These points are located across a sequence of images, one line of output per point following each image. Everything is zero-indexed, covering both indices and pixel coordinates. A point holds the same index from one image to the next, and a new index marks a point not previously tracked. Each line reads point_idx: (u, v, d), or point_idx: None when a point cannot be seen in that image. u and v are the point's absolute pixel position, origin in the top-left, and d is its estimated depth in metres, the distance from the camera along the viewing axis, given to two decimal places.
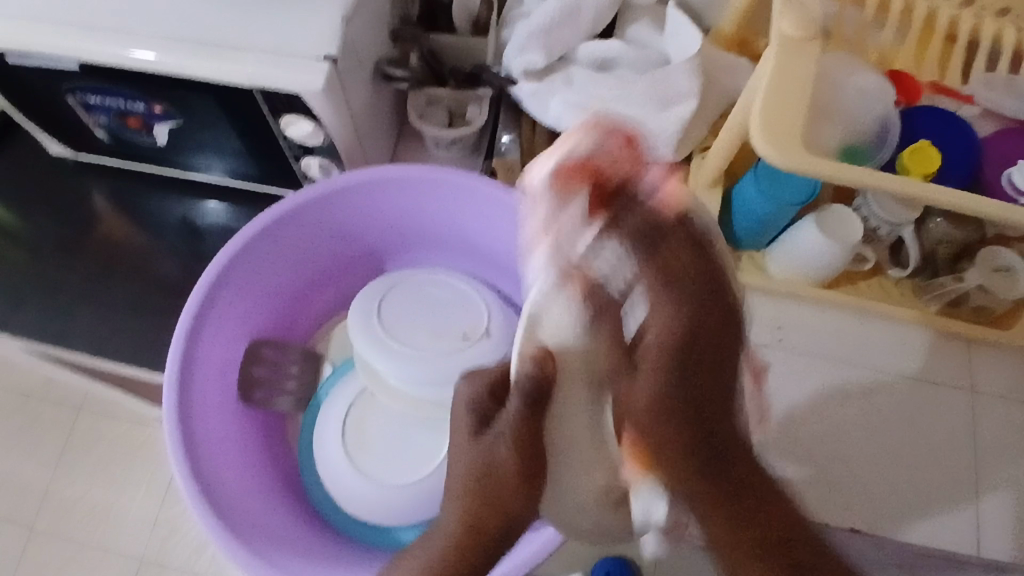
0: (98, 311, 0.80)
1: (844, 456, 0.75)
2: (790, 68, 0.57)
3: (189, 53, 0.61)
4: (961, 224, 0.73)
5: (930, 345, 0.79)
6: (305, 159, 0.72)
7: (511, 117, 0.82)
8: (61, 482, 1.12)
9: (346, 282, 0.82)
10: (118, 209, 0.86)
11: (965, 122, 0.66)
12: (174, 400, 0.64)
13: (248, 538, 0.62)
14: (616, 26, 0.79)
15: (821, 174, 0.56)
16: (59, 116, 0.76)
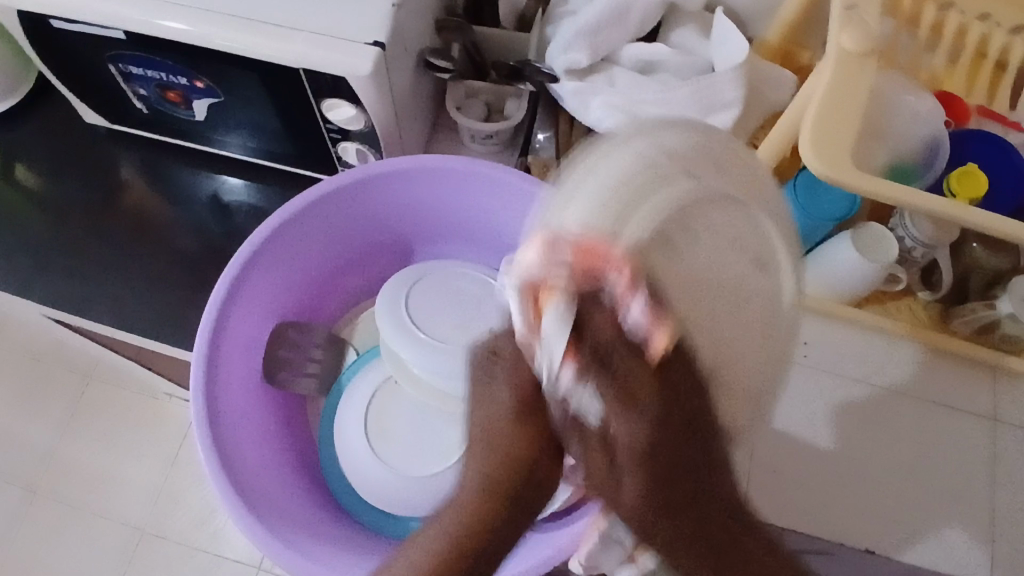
0: (124, 281, 0.80)
1: (872, 480, 0.74)
2: (845, 82, 0.57)
3: (238, 30, 0.61)
4: (996, 249, 0.74)
5: (954, 371, 0.78)
6: (343, 144, 0.72)
7: (547, 116, 0.82)
8: (67, 448, 1.11)
9: (375, 270, 0.82)
10: (148, 180, 0.86)
11: (1012, 145, 0.66)
12: (201, 376, 0.63)
13: (267, 518, 0.62)
14: (662, 31, 0.79)
15: (869, 191, 0.55)
16: (98, 84, 0.76)
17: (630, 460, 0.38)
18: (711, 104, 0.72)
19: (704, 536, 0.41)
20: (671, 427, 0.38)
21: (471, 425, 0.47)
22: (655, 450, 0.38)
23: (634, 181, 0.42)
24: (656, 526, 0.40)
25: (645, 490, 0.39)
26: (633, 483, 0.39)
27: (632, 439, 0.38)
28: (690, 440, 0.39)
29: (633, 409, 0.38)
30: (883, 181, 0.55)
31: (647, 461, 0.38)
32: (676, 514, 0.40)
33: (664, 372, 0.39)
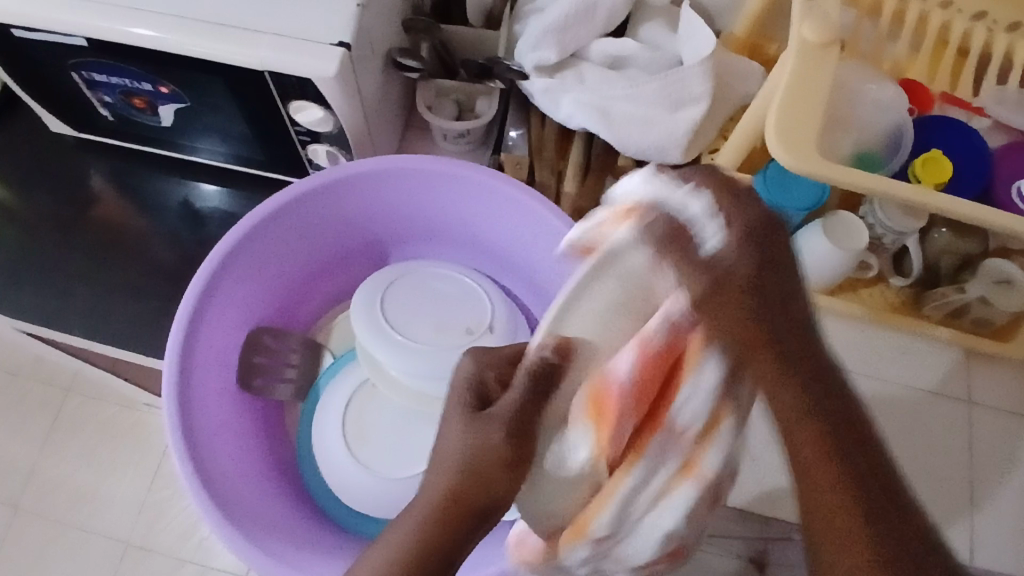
0: (95, 292, 0.79)
1: None
2: (808, 72, 0.57)
3: (200, 34, 0.61)
4: (963, 234, 0.74)
5: (928, 355, 0.79)
6: (313, 146, 0.72)
7: (519, 114, 0.80)
8: (48, 463, 1.10)
9: (350, 273, 0.82)
10: (119, 189, 0.85)
11: (975, 131, 0.67)
12: (174, 385, 0.63)
13: (245, 526, 0.61)
14: (630, 26, 0.79)
15: (835, 179, 0.56)
16: (63, 94, 0.75)
17: (789, 376, 0.41)
18: (680, 98, 0.73)
19: (851, 479, 0.39)
20: (786, 357, 0.41)
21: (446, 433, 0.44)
22: (761, 305, 0.41)
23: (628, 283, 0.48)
24: (800, 445, 0.41)
25: (797, 389, 0.41)
26: (779, 389, 0.42)
27: (729, 322, 0.42)
28: (824, 364, 0.42)
29: (722, 284, 0.42)
30: (848, 169, 0.56)
31: (789, 376, 0.41)
32: (812, 446, 0.40)
33: (750, 283, 0.41)
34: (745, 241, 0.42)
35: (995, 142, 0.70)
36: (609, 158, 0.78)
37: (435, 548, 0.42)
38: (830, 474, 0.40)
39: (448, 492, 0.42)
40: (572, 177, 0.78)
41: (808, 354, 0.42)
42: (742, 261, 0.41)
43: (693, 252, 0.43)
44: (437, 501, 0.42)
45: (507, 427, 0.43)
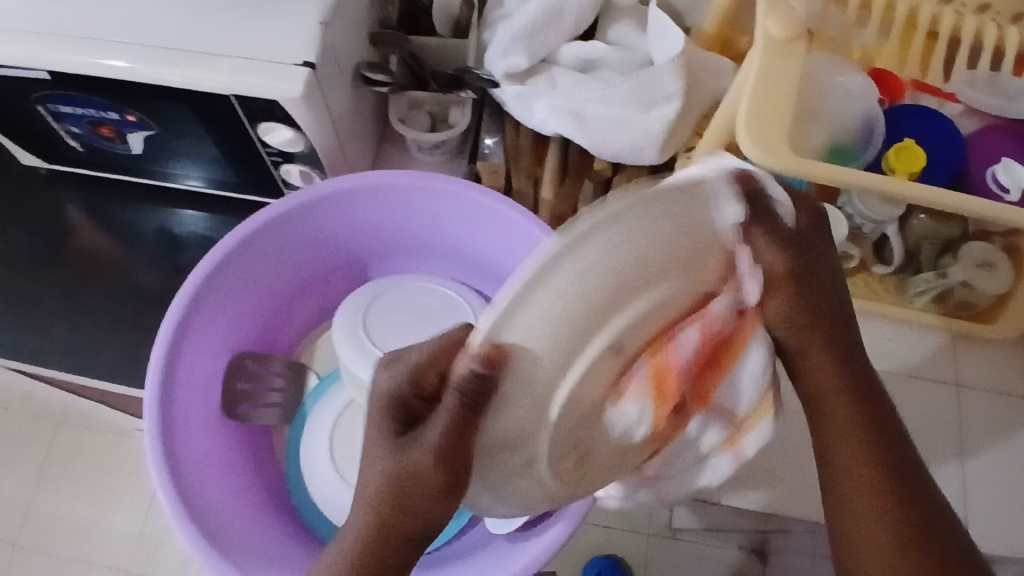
0: (74, 326, 0.78)
1: None
2: (775, 68, 0.57)
3: (163, 62, 0.60)
4: (943, 219, 0.74)
5: (915, 340, 0.79)
6: (285, 166, 0.71)
7: (493, 121, 0.81)
8: (42, 497, 1.09)
9: (332, 290, 0.81)
10: (94, 220, 0.84)
11: (947, 118, 0.67)
12: (155, 418, 0.62)
13: (234, 556, 0.61)
14: (599, 28, 0.79)
15: (807, 175, 0.56)
16: (29, 127, 0.74)
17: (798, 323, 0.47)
18: (652, 97, 0.72)
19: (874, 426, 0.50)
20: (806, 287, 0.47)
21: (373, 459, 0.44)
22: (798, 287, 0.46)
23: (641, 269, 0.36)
24: (831, 403, 0.50)
25: (840, 381, 0.50)
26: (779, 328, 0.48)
27: (836, 377, 0.50)
28: (855, 349, 0.50)
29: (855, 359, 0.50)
30: (819, 164, 0.56)
31: (835, 357, 0.49)
32: (861, 412, 0.50)
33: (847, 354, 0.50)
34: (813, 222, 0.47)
35: (968, 126, 0.70)
36: (585, 161, 0.78)
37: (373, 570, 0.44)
38: (854, 425, 0.50)
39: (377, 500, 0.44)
40: (550, 183, 0.77)
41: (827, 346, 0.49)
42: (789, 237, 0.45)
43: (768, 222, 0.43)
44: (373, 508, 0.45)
45: (432, 451, 0.40)
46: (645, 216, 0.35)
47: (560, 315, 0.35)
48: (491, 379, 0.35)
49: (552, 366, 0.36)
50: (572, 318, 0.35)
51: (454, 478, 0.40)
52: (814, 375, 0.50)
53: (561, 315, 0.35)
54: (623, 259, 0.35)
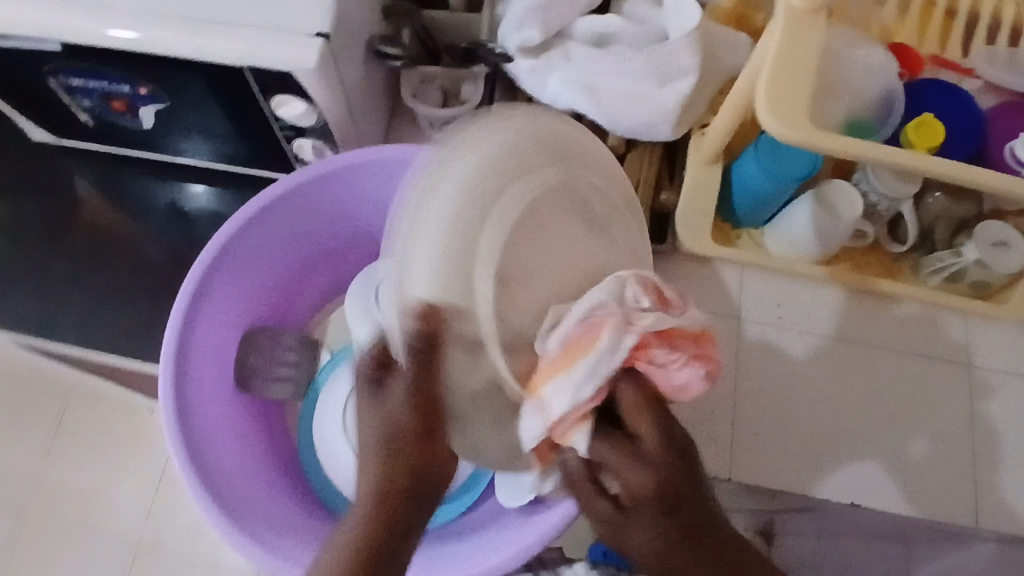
0: (85, 300, 0.78)
1: (865, 438, 0.75)
2: (795, 40, 0.56)
3: (174, 31, 0.59)
4: (958, 196, 0.73)
5: (925, 319, 0.79)
6: (297, 140, 0.71)
7: (506, 98, 0.80)
8: (50, 474, 1.09)
9: (344, 265, 0.81)
10: (103, 194, 0.83)
11: (966, 93, 0.67)
12: (170, 392, 0.63)
13: (251, 527, 0.61)
14: (613, 2, 0.78)
15: (826, 149, 0.55)
16: (40, 100, 0.74)
17: (646, 505, 0.49)
18: (667, 72, 0.72)
19: (672, 529, 0.49)
20: (675, 513, 0.49)
21: (367, 463, 0.52)
22: (668, 480, 0.49)
23: (484, 181, 0.47)
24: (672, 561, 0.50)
25: (654, 514, 0.49)
26: (644, 533, 0.49)
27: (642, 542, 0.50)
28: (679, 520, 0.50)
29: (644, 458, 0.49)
30: (837, 139, 0.56)
31: (654, 529, 0.49)
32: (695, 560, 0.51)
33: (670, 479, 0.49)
34: (660, 450, 0.49)
35: (987, 102, 0.69)
36: (598, 137, 0.79)
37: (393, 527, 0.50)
38: (698, 553, 0.50)
39: (377, 486, 0.51)
40: None
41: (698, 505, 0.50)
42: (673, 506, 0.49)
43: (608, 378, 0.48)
44: (374, 500, 0.51)
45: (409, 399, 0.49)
46: (481, 140, 0.47)
47: (440, 241, 0.45)
48: (431, 335, 0.46)
49: (456, 291, 0.46)
50: (457, 247, 0.46)
51: (426, 420, 0.50)
52: (642, 554, 0.50)
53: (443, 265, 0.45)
54: (454, 183, 0.46)
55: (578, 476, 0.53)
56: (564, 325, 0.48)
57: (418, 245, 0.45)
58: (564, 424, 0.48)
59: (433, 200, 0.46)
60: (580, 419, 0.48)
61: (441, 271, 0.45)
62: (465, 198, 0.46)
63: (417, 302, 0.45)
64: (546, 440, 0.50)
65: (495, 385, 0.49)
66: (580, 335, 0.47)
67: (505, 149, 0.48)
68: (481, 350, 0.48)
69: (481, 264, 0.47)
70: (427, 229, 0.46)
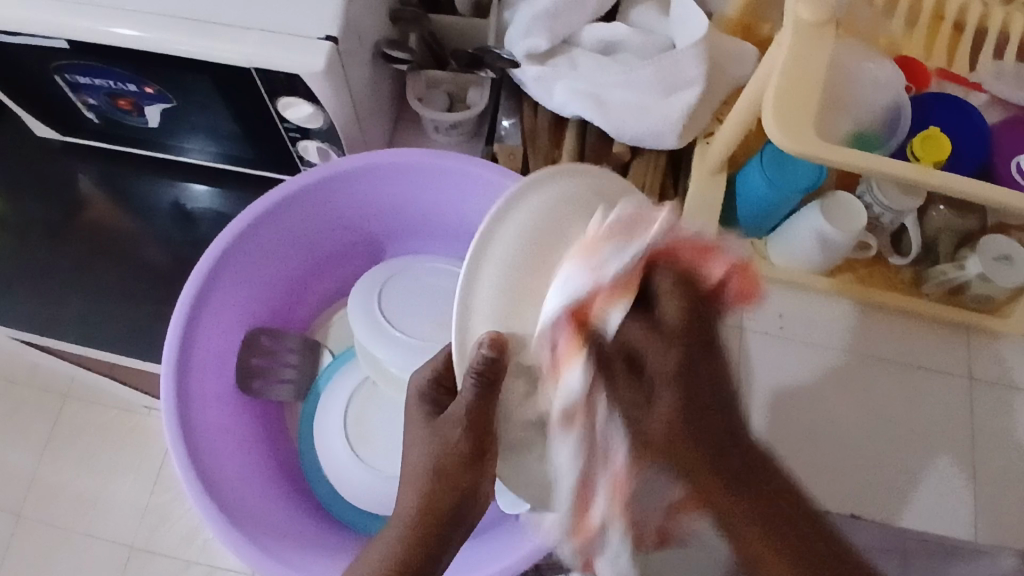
0: (86, 298, 0.78)
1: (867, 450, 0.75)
2: (804, 52, 0.56)
3: (183, 32, 0.59)
4: (962, 210, 0.74)
5: (927, 331, 0.79)
6: (303, 143, 0.71)
7: (512, 103, 0.80)
8: (47, 470, 1.09)
9: (347, 269, 0.81)
10: (106, 192, 0.83)
11: (973, 107, 0.67)
12: (172, 394, 0.63)
13: (250, 530, 0.61)
14: (621, 10, 0.78)
15: (832, 161, 0.55)
16: (46, 97, 0.74)
17: (665, 444, 0.46)
18: (674, 82, 0.72)
19: (711, 464, 0.46)
20: (695, 417, 0.46)
21: (411, 483, 0.54)
22: (689, 376, 0.46)
23: (550, 228, 0.48)
24: (705, 490, 0.46)
25: (687, 436, 0.46)
26: (664, 413, 0.46)
27: (670, 433, 0.46)
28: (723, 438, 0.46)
29: (661, 325, 0.46)
30: (843, 151, 0.55)
31: (678, 423, 0.45)
32: (725, 479, 0.46)
33: (691, 408, 0.46)
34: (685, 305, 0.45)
35: (993, 117, 0.69)
36: (604, 145, 0.79)
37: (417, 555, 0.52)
38: (725, 460, 0.46)
39: (419, 504, 0.53)
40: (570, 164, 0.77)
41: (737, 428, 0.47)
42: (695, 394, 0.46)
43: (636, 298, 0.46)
44: (417, 516, 0.53)
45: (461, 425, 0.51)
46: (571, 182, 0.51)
47: (501, 282, 0.47)
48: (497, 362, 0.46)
49: (522, 328, 0.47)
50: (517, 287, 0.47)
51: (477, 445, 0.51)
52: (675, 458, 0.46)
53: (506, 296, 0.47)
54: (562, 206, 0.49)
55: (610, 358, 0.46)
56: (606, 223, 0.46)
57: (486, 285, 0.47)
58: (608, 286, 0.44)
59: (507, 239, 0.48)
60: (625, 287, 0.44)
61: (517, 293, 0.47)
62: (529, 243, 0.48)
63: (486, 333, 0.46)
64: (578, 310, 0.44)
65: (541, 418, 0.50)
66: (623, 226, 0.45)
67: (566, 206, 0.50)
68: (536, 379, 0.49)
69: (546, 307, 0.48)
70: (491, 263, 0.48)
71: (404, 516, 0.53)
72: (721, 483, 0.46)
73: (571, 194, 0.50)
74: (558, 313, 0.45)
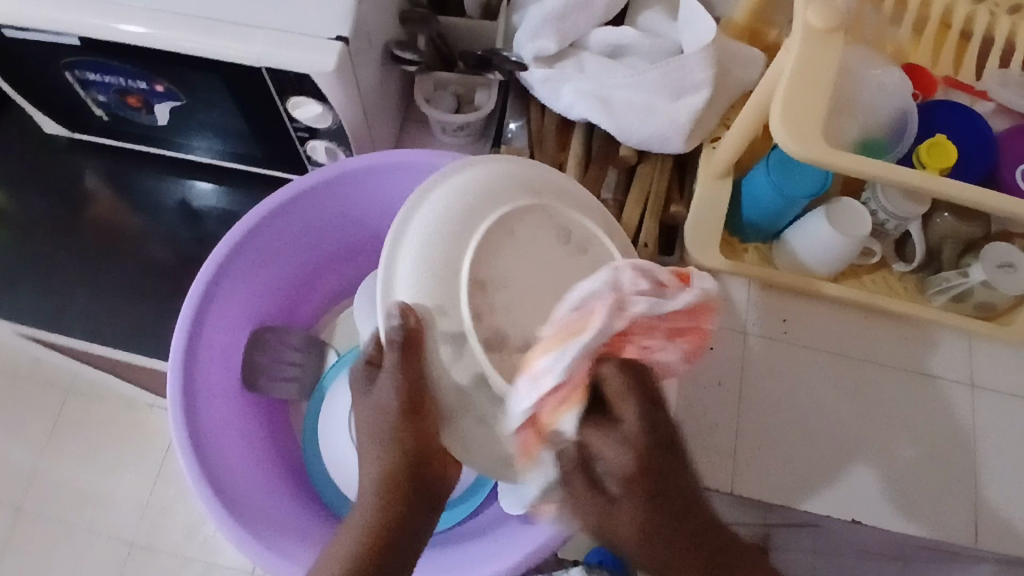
0: (92, 294, 0.78)
1: (868, 456, 0.75)
2: (812, 59, 0.57)
3: (195, 30, 0.59)
4: (965, 217, 0.74)
5: (929, 338, 0.79)
6: (311, 142, 0.71)
7: (519, 105, 0.81)
8: (49, 466, 1.09)
9: (352, 268, 0.82)
10: (113, 189, 0.83)
11: (979, 116, 0.67)
12: (178, 390, 0.63)
13: (254, 527, 0.61)
14: (628, 14, 0.78)
15: (839, 167, 0.55)
16: (55, 93, 0.74)
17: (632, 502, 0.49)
18: (681, 86, 0.72)
19: (668, 557, 0.50)
20: (653, 499, 0.49)
21: (371, 450, 0.57)
22: (651, 480, 0.49)
23: (466, 208, 0.54)
24: (677, 566, 0.50)
25: (647, 517, 0.49)
26: (631, 500, 0.49)
27: (631, 525, 0.49)
28: (690, 525, 0.50)
29: (618, 428, 0.50)
30: (850, 156, 0.56)
31: (642, 523, 0.49)
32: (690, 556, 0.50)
33: (648, 486, 0.49)
34: (635, 420, 0.49)
35: (998, 125, 0.70)
36: (610, 148, 0.79)
37: (388, 525, 0.54)
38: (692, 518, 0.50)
39: (381, 476, 0.56)
40: (575, 166, 0.77)
41: (698, 509, 0.51)
42: (658, 507, 0.49)
43: (591, 406, 0.50)
44: (380, 484, 0.55)
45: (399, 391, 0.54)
46: (493, 168, 0.57)
47: (424, 255, 0.53)
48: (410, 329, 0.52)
49: (442, 293, 0.52)
50: (437, 262, 0.53)
51: (412, 403, 0.54)
52: (641, 556, 0.50)
53: (431, 269, 0.53)
54: (484, 187, 0.56)
55: (567, 466, 0.51)
56: (559, 315, 0.50)
57: (406, 263, 0.53)
58: (545, 404, 0.49)
59: (424, 219, 0.54)
60: (573, 397, 0.49)
61: (438, 265, 0.53)
62: (449, 222, 0.54)
63: (399, 303, 0.52)
64: (530, 423, 0.50)
65: (479, 377, 0.52)
66: (570, 324, 0.48)
67: (484, 188, 0.55)
68: (463, 341, 0.52)
69: (462, 276, 0.53)
70: (415, 241, 0.53)
71: (369, 479, 0.56)
72: (676, 548, 0.50)
73: (495, 177, 0.56)
74: (517, 434, 0.51)
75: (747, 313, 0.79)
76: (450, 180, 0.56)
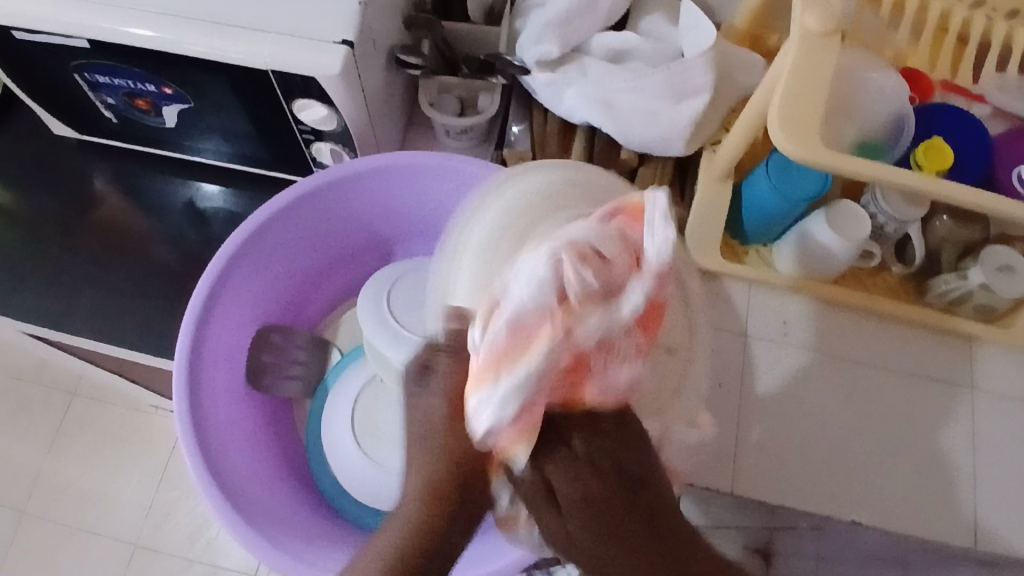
0: (98, 294, 0.79)
1: (867, 458, 0.75)
2: (809, 62, 0.58)
3: (203, 34, 0.61)
4: (965, 221, 0.76)
5: (929, 341, 0.79)
6: (316, 144, 0.72)
7: (522, 109, 0.82)
8: (54, 466, 1.10)
9: (357, 270, 0.83)
10: (120, 190, 0.84)
11: (977, 120, 0.68)
12: (184, 387, 0.64)
13: (256, 523, 0.62)
14: (630, 20, 0.80)
15: (836, 168, 0.56)
16: (65, 96, 0.75)
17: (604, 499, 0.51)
18: (681, 89, 0.73)
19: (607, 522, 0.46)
20: (598, 474, 0.46)
21: (414, 461, 0.50)
22: (592, 507, 0.46)
23: (529, 211, 0.53)
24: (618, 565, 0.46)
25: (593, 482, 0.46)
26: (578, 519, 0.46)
27: (586, 538, 0.46)
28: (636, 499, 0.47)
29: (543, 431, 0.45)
30: (847, 158, 0.56)
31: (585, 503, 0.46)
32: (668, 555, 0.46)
33: (614, 477, 0.46)
34: (591, 440, 0.46)
35: (995, 129, 0.70)
36: (612, 152, 0.79)
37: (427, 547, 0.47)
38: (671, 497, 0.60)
39: (425, 484, 0.49)
40: None
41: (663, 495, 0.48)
42: (608, 478, 0.46)
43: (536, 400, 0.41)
44: (422, 499, 0.48)
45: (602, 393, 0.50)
46: (562, 171, 0.56)
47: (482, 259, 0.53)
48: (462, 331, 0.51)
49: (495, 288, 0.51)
50: (489, 263, 0.52)
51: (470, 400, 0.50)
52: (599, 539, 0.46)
53: (484, 271, 0.52)
54: (542, 189, 0.54)
55: (531, 476, 0.46)
56: (491, 335, 0.40)
57: (464, 273, 0.53)
58: (533, 317, 0.39)
59: (495, 227, 0.54)
60: (523, 434, 0.41)
61: (490, 264, 0.52)
62: (508, 226, 0.53)
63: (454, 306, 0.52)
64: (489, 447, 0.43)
65: None
66: (509, 346, 0.39)
67: (547, 190, 0.54)
68: None
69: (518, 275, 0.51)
70: (474, 254, 0.54)
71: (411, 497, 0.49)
72: (636, 550, 0.46)
73: (556, 179, 0.55)
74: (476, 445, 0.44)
75: (749, 315, 0.80)
76: (514, 185, 0.56)
